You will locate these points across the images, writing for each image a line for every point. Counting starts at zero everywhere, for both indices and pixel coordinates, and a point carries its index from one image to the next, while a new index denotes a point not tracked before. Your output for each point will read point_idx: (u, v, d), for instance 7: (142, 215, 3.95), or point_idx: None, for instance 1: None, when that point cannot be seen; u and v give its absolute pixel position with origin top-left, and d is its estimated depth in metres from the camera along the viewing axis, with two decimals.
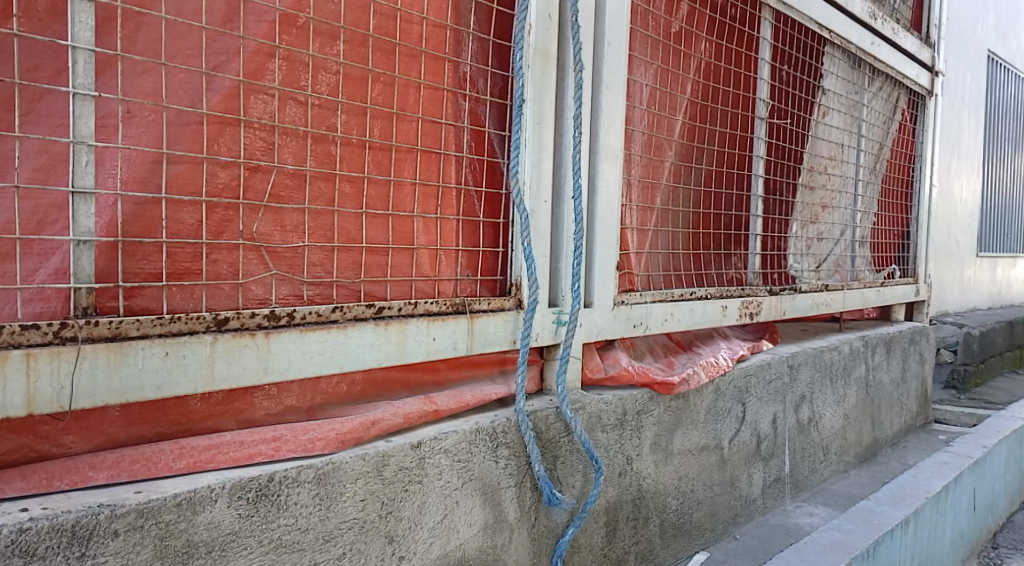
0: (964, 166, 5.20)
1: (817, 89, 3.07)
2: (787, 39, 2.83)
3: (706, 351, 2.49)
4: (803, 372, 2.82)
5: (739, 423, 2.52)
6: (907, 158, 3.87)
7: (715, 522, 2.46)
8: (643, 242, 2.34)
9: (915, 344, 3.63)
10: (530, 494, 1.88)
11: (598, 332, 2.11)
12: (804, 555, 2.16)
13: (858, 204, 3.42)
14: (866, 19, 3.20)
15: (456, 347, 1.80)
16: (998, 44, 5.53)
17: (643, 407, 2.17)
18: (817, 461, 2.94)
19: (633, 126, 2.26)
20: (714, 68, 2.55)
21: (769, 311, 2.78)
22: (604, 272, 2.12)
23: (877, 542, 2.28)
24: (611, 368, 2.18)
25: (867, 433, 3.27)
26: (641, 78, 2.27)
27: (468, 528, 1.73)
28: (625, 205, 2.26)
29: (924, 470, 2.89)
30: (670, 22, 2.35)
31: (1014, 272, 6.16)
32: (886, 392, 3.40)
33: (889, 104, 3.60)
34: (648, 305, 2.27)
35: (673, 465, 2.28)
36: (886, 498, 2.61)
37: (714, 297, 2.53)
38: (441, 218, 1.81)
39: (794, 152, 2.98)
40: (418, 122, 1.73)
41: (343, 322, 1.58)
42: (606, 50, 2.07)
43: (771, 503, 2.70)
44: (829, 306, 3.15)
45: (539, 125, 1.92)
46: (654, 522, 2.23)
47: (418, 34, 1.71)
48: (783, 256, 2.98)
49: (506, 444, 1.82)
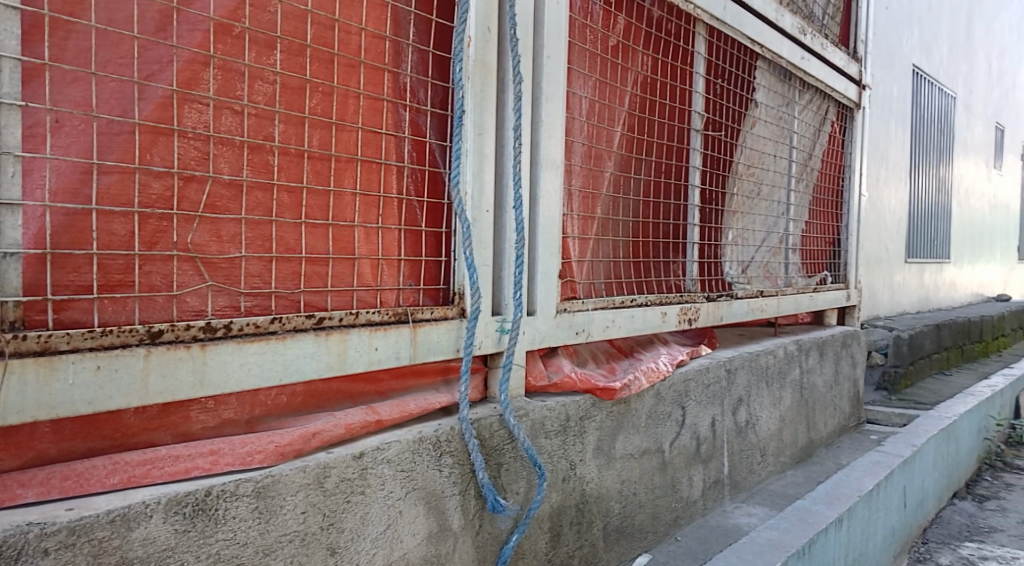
0: (892, 175, 5.42)
1: (750, 101, 3.17)
2: (720, 54, 2.92)
3: (647, 356, 2.55)
4: (740, 376, 2.90)
5: (679, 426, 2.58)
6: (838, 168, 4.02)
7: (657, 525, 2.51)
8: (584, 250, 2.39)
9: (847, 347, 3.76)
10: (474, 501, 1.89)
11: (541, 339, 2.14)
12: (742, 555, 2.22)
13: (790, 212, 3.55)
14: (796, 34, 3.32)
15: (399, 357, 1.80)
16: (922, 58, 5.79)
17: (585, 413, 2.21)
18: (755, 462, 3.02)
19: (573, 137, 2.31)
20: (652, 82, 2.62)
21: (707, 317, 2.85)
22: (546, 280, 2.15)
23: (812, 541, 2.36)
24: (554, 375, 2.21)
25: (803, 435, 3.38)
26: (580, 90, 2.32)
27: (411, 537, 1.73)
28: (566, 214, 2.30)
29: (857, 469, 3.00)
30: (608, 36, 2.41)
31: (940, 277, 6.45)
32: (820, 394, 3.52)
33: (819, 116, 3.75)
34: (590, 313, 2.31)
35: (615, 469, 2.32)
36: (820, 497, 2.70)
37: (654, 304, 2.59)
38: (382, 227, 1.81)
39: (728, 163, 3.07)
40: (358, 133, 1.74)
41: (282, 333, 1.57)
42: (545, 63, 2.10)
43: (711, 504, 2.77)
44: (765, 311, 3.25)
45: (480, 136, 1.94)
46: (598, 526, 2.26)
47: (357, 45, 1.71)
48: (719, 263, 3.08)
49: (450, 452, 1.83)
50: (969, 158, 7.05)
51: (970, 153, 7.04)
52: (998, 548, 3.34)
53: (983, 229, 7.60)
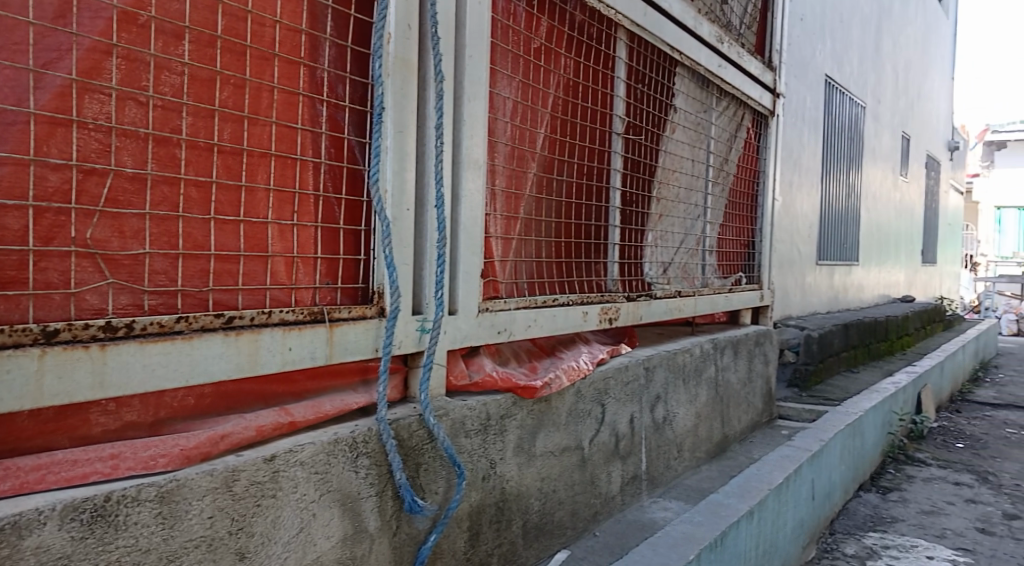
0: (805, 181, 5.65)
1: (669, 107, 3.25)
2: (640, 60, 2.99)
3: (568, 355, 2.59)
4: (658, 374, 2.98)
5: (598, 423, 2.63)
6: (753, 173, 4.16)
7: (576, 521, 2.54)
8: (506, 250, 2.40)
9: (759, 346, 3.90)
10: (391, 503, 1.86)
11: (462, 339, 2.14)
12: (657, 549, 2.28)
13: (707, 215, 3.66)
14: (713, 42, 3.41)
15: (315, 357, 1.75)
16: (833, 69, 6.05)
17: (506, 411, 2.22)
18: (671, 457, 3.10)
19: (495, 138, 2.32)
20: (574, 85, 2.65)
21: (628, 316, 2.91)
22: (468, 280, 2.15)
23: (724, 533, 2.44)
24: (475, 374, 2.21)
25: (718, 430, 3.49)
26: (503, 91, 2.33)
27: (326, 541, 1.70)
28: (489, 214, 2.31)
29: (768, 463, 3.12)
30: (530, 38, 2.43)
31: (849, 278, 6.75)
32: (734, 390, 3.64)
33: (734, 122, 3.87)
34: (512, 312, 2.32)
35: (535, 466, 2.34)
36: (733, 491, 2.80)
37: (575, 303, 2.62)
38: (298, 225, 1.78)
39: (647, 166, 3.15)
40: (272, 127, 1.70)
41: (189, 332, 1.52)
42: (466, 62, 2.10)
43: (629, 499, 2.82)
44: (682, 311, 3.34)
45: (400, 134, 1.92)
46: (517, 524, 2.27)
47: (270, 37, 1.68)
48: (639, 264, 3.15)
49: (367, 453, 1.80)
50: (877, 165, 7.41)
51: (878, 160, 7.40)
52: (898, 537, 3.52)
53: (890, 233, 8.01)
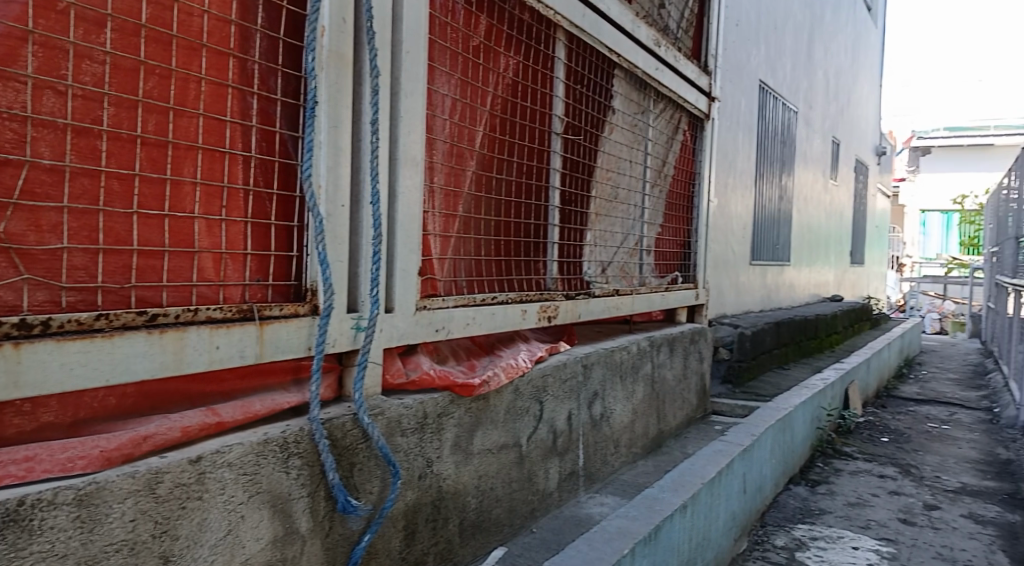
0: (739, 183, 5.80)
1: (607, 109, 3.30)
2: (579, 61, 3.02)
3: (507, 353, 2.59)
4: (595, 371, 3.02)
5: (536, 421, 2.65)
6: (689, 175, 4.25)
7: (513, 518, 2.55)
8: (445, 248, 2.39)
9: (694, 344, 3.99)
10: (324, 503, 1.84)
11: (399, 337, 2.12)
12: (592, 543, 2.31)
13: (645, 215, 3.72)
14: (651, 46, 3.47)
15: (244, 356, 1.71)
16: (767, 74, 6.22)
17: (443, 410, 2.21)
18: (608, 453, 3.14)
19: (433, 135, 2.31)
20: (513, 84, 2.66)
21: (566, 315, 2.94)
22: (405, 277, 2.14)
23: (658, 527, 2.49)
24: (412, 373, 2.20)
25: (654, 426, 3.55)
26: (442, 88, 2.33)
27: (254, 543, 1.67)
28: (428, 211, 2.30)
29: (702, 458, 3.19)
30: (469, 36, 2.43)
31: (782, 278, 6.96)
32: (670, 387, 3.71)
33: (671, 125, 3.95)
34: (450, 310, 2.32)
35: (472, 464, 2.33)
36: (667, 485, 2.86)
37: (514, 301, 2.63)
38: (226, 220, 1.74)
39: (586, 166, 3.18)
40: (199, 119, 1.66)
41: (110, 330, 1.47)
42: (403, 58, 2.08)
43: (566, 495, 2.85)
44: (620, 309, 3.39)
45: (335, 128, 1.89)
46: (453, 522, 2.26)
47: (198, 27, 1.64)
48: (578, 263, 3.18)
49: (298, 453, 1.77)
50: (808, 168, 7.65)
51: (809, 164, 7.65)
52: (825, 528, 3.65)
53: (820, 235, 8.28)
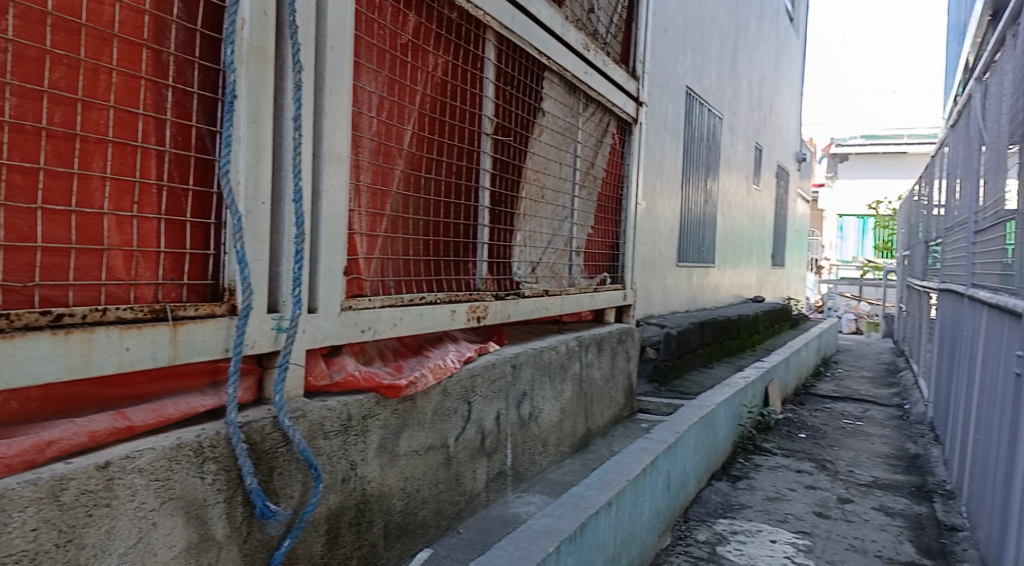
0: (666, 186, 5.92)
1: (537, 110, 3.32)
2: (509, 62, 3.03)
3: (435, 354, 2.58)
4: (524, 371, 3.03)
5: (464, 421, 2.64)
6: (618, 177, 4.32)
7: (440, 519, 2.53)
8: (372, 247, 2.36)
9: (622, 343, 4.05)
10: (241, 509, 1.78)
11: (323, 338, 2.08)
12: (518, 543, 2.32)
13: (574, 217, 3.76)
14: (580, 49, 3.50)
15: (156, 358, 1.65)
16: (693, 81, 6.38)
17: (369, 411, 2.18)
18: (536, 452, 3.16)
19: (359, 132, 2.27)
20: (442, 84, 2.65)
21: (496, 315, 2.94)
22: (329, 277, 2.10)
23: (583, 525, 2.52)
24: (336, 374, 2.15)
25: (581, 425, 3.59)
26: (368, 85, 2.29)
27: (167, 550, 1.60)
28: (353, 210, 2.26)
29: (628, 456, 3.24)
30: (397, 33, 2.40)
31: (706, 279, 7.15)
32: (597, 386, 3.76)
33: (600, 128, 4.00)
34: (377, 311, 2.28)
35: (398, 466, 2.31)
36: (594, 483, 2.89)
37: (443, 302, 2.61)
38: (138, 217, 1.68)
39: (516, 167, 3.20)
40: (110, 111, 1.59)
41: (11, 331, 1.39)
42: (327, 54, 2.05)
43: (493, 495, 2.85)
44: (549, 309, 3.42)
45: (256, 124, 1.84)
46: (378, 525, 2.23)
47: (109, 16, 1.57)
48: (507, 263, 3.19)
49: (214, 458, 1.72)
50: (732, 173, 7.89)
51: (733, 169, 7.88)
52: (745, 522, 3.77)
53: (743, 238, 8.54)
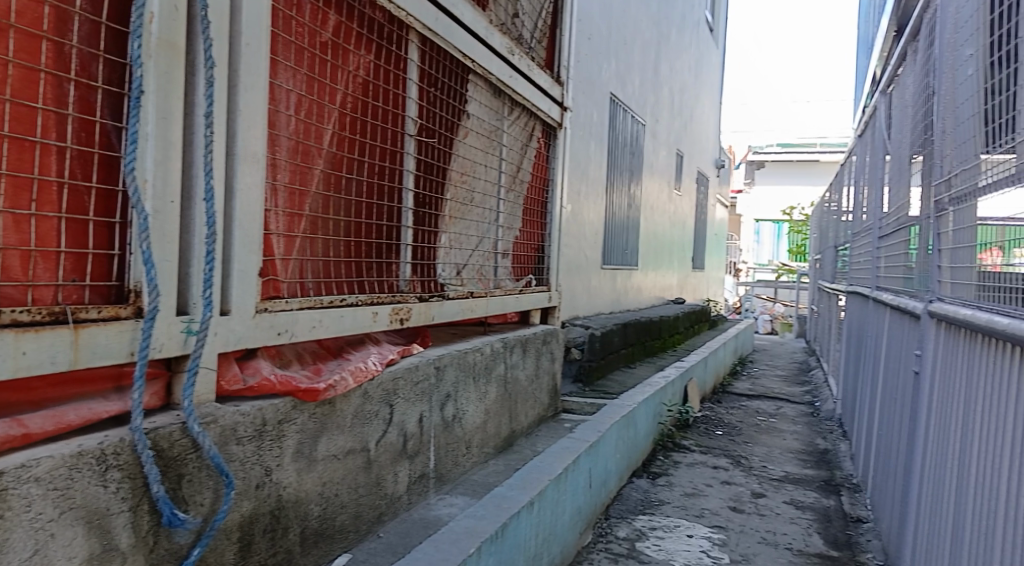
0: (591, 190, 6.01)
1: (462, 113, 3.33)
2: (433, 64, 3.02)
3: (355, 357, 2.55)
4: (447, 372, 3.03)
5: (385, 424, 2.62)
6: (543, 180, 4.36)
7: (359, 524, 2.50)
8: (290, 248, 2.32)
9: (546, 345, 4.10)
10: (147, 518, 1.72)
11: (236, 341, 2.03)
12: (439, 545, 2.31)
13: (499, 220, 3.78)
14: (505, 53, 3.53)
15: (55, 362, 1.58)
16: (617, 88, 6.50)
17: (285, 416, 2.14)
18: (459, 454, 3.16)
19: (277, 131, 2.23)
20: (364, 83, 2.62)
21: (419, 317, 2.93)
22: (243, 278, 2.05)
23: (504, 525, 2.53)
24: (250, 379, 2.10)
25: (505, 426, 3.61)
26: (286, 83, 2.25)
27: (67, 562, 1.53)
28: (270, 210, 2.21)
29: (550, 456, 3.28)
30: (317, 32, 2.37)
31: (630, 281, 7.30)
32: (522, 387, 3.79)
33: (526, 132, 4.03)
34: (294, 313, 2.24)
35: (315, 471, 2.27)
36: (516, 483, 2.91)
37: (364, 304, 2.58)
38: (37, 215, 1.61)
39: (440, 169, 3.19)
40: (6, 105, 1.52)
41: None
42: (242, 50, 2.00)
43: (415, 498, 2.84)
44: (474, 311, 3.42)
45: (165, 120, 1.78)
46: (294, 531, 2.19)
47: (6, 6, 1.50)
48: (432, 265, 3.18)
49: (118, 466, 1.66)
50: (655, 178, 8.07)
51: (655, 174, 8.07)
52: (664, 518, 3.86)
53: (665, 241, 8.76)
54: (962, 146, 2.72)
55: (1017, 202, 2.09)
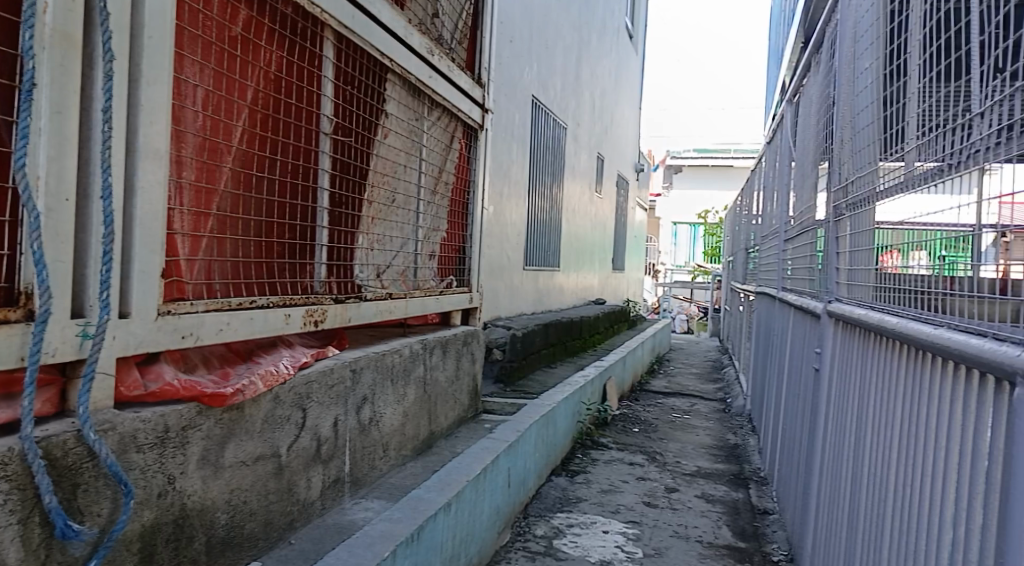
0: (513, 192, 6.06)
1: (380, 112, 3.29)
2: (349, 62, 2.98)
3: (266, 360, 2.49)
4: (364, 375, 3.00)
5: (298, 429, 2.57)
6: (464, 181, 4.36)
7: (269, 531, 2.45)
8: (195, 248, 2.25)
9: (467, 345, 4.10)
10: (38, 530, 1.64)
11: (137, 345, 1.96)
12: (353, 549, 2.29)
13: (419, 221, 3.76)
14: (424, 53, 3.51)
15: None
16: (539, 91, 6.57)
17: (189, 422, 2.07)
18: (376, 458, 3.14)
19: (183, 127, 2.16)
20: (276, 79, 2.57)
21: (334, 319, 2.88)
22: (144, 280, 1.98)
23: (420, 527, 2.53)
24: (152, 385, 2.03)
25: (424, 427, 3.60)
26: (193, 78, 2.18)
27: None
28: (174, 208, 2.14)
29: (469, 456, 3.29)
30: (225, 27, 2.31)
31: (552, 282, 7.38)
32: (441, 388, 3.78)
33: (447, 133, 4.03)
34: (201, 315, 2.18)
35: (223, 478, 2.21)
36: (433, 485, 2.91)
37: (276, 306, 2.53)
38: None
39: (358, 169, 3.16)
40: None
41: None
42: (144, 44, 1.93)
43: (329, 503, 2.80)
44: (393, 312, 3.39)
45: (59, 114, 1.71)
46: (200, 540, 2.13)
47: None
48: (349, 266, 3.14)
49: (6, 476, 1.57)
50: (576, 181, 8.20)
51: (577, 176, 8.20)
52: (581, 515, 3.93)
53: (586, 243, 8.90)
54: (858, 154, 2.88)
55: (909, 208, 2.22)
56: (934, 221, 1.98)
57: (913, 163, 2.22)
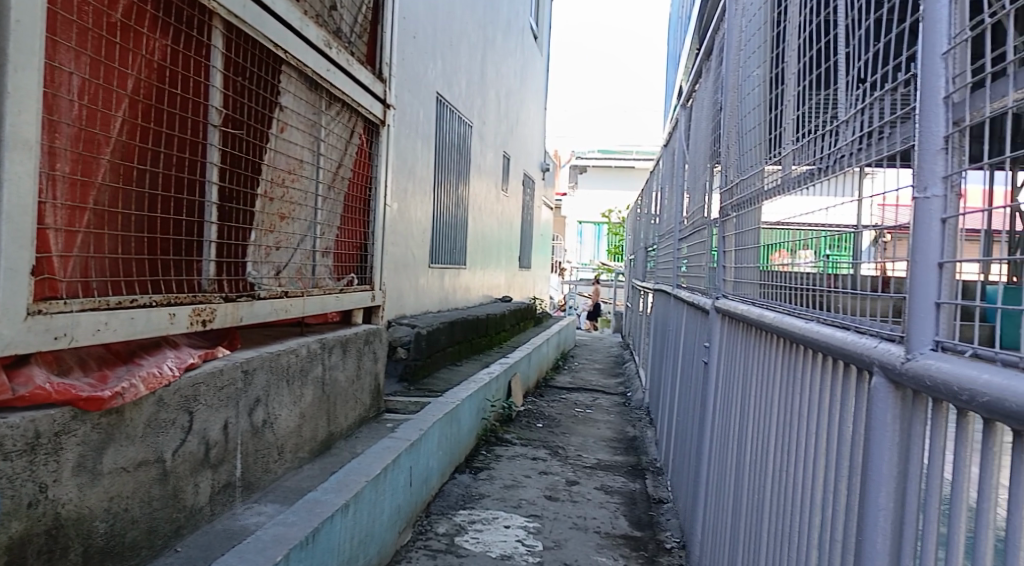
0: (418, 189, 6.03)
1: (275, 106, 3.21)
2: (241, 53, 2.88)
3: (149, 361, 2.39)
4: (257, 376, 2.92)
5: (184, 433, 2.49)
6: (365, 177, 4.30)
7: (153, 539, 2.36)
8: (70, 243, 2.14)
9: (368, 344, 4.06)
10: None
11: (4, 346, 1.84)
12: (243, 555, 2.23)
13: (318, 217, 3.69)
14: (321, 46, 3.44)
15: None
16: (444, 88, 6.56)
17: (63, 427, 1.97)
18: (270, 460, 3.06)
19: (57, 117, 2.05)
20: (160, 68, 2.47)
21: (224, 318, 2.80)
22: (12, 277, 1.87)
23: (315, 529, 2.49)
24: (20, 388, 1.92)
25: (322, 429, 3.54)
26: (68, 66, 2.07)
27: None
28: (45, 201, 2.03)
29: (369, 457, 3.26)
30: (104, 13, 2.21)
31: (458, 280, 7.39)
32: (341, 388, 3.73)
33: (346, 129, 3.97)
34: (76, 315, 2.07)
35: (101, 486, 2.11)
36: (331, 487, 2.87)
37: (160, 305, 2.43)
38: None
39: (251, 162, 3.07)
40: None
41: None
42: (11, 28, 1.81)
43: (219, 509, 2.71)
44: (289, 311, 3.32)
45: None
46: (75, 551, 2.03)
47: None
48: (241, 263, 3.05)
49: None
50: (482, 179, 8.24)
51: (483, 174, 8.24)
52: (483, 511, 3.96)
53: (492, 241, 8.95)
54: (743, 156, 3.02)
55: (787, 207, 2.35)
56: (811, 220, 2.09)
57: (789, 166, 2.35)
